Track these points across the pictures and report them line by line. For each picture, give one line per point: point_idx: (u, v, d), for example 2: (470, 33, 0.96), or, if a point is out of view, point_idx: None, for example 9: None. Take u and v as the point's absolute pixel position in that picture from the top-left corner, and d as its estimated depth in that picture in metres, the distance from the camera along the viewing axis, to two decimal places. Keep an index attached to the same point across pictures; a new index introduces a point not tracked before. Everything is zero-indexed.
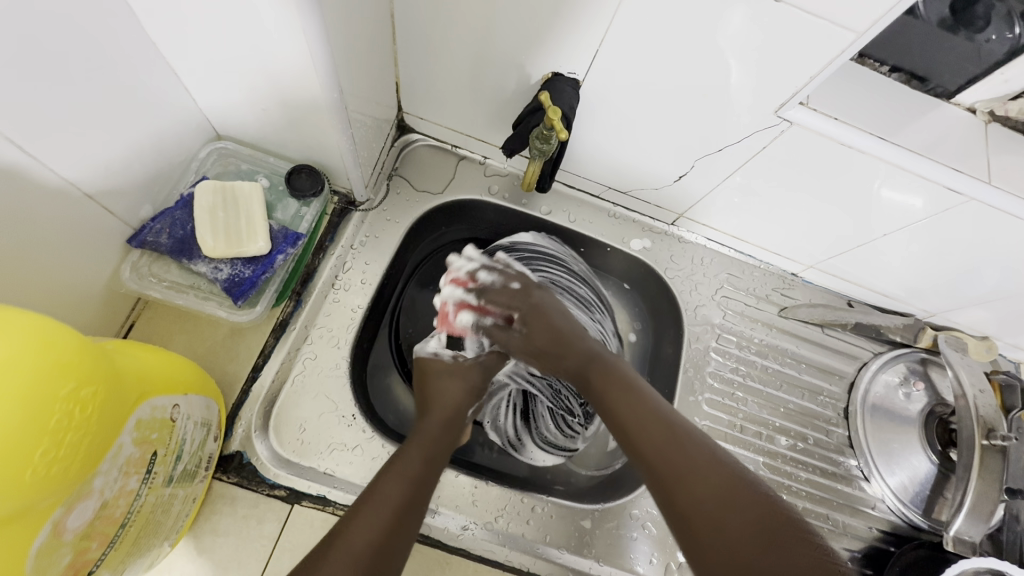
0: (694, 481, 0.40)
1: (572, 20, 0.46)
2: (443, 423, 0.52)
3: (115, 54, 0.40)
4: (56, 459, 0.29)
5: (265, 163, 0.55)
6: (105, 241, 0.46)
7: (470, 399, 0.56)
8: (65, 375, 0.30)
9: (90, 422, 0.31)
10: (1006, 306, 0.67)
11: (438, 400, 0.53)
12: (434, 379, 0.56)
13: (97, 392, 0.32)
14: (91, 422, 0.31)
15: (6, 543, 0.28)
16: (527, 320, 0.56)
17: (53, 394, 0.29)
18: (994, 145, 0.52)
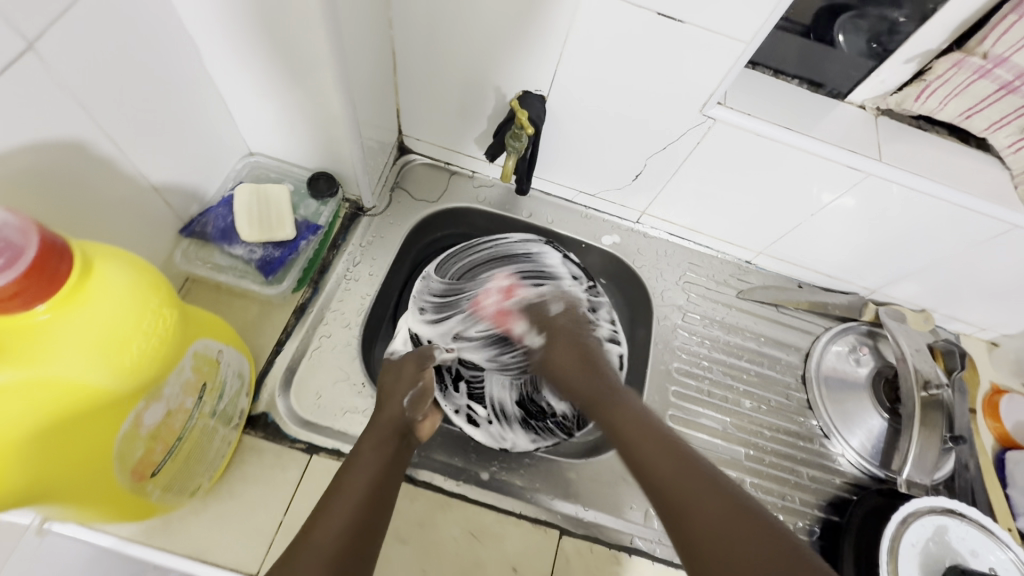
0: (671, 483, 0.46)
1: (535, 47, 0.59)
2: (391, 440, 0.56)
3: (181, 77, 0.52)
4: (143, 356, 0.38)
5: (290, 173, 0.67)
6: (163, 229, 0.57)
7: (420, 399, 0.61)
8: (155, 294, 0.39)
9: (167, 337, 0.40)
10: (931, 277, 0.77)
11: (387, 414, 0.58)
12: (390, 384, 0.62)
13: (174, 315, 0.41)
14: (168, 337, 0.40)
15: (101, 417, 0.36)
16: (552, 339, 0.65)
17: (147, 306, 0.38)
18: (884, 135, 0.64)
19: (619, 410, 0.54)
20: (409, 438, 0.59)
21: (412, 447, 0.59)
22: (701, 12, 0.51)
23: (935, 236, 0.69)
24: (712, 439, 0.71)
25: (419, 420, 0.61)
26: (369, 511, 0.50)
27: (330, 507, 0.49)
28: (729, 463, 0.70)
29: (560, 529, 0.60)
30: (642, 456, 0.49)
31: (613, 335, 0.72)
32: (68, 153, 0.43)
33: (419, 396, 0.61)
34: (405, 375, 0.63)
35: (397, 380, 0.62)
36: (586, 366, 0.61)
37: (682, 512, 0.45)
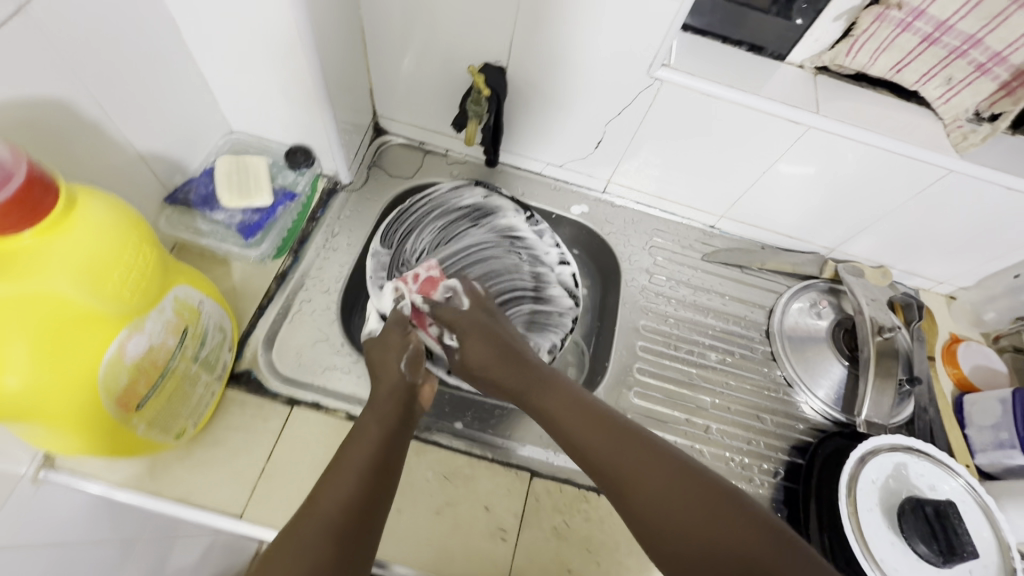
0: (623, 460, 0.51)
1: (492, 19, 0.64)
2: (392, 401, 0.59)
3: (161, 52, 0.56)
4: (123, 283, 0.41)
5: (270, 149, 0.71)
6: (149, 197, 0.61)
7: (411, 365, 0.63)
8: (133, 230, 0.42)
9: (147, 271, 0.44)
10: (884, 233, 0.81)
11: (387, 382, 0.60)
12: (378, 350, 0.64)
13: (153, 254, 0.45)
14: (148, 272, 0.44)
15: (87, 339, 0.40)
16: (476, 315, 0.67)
17: (126, 239, 0.42)
18: (823, 92, 0.68)
19: (558, 395, 0.59)
20: (412, 405, 0.61)
21: (416, 414, 0.61)
22: None
23: (881, 190, 0.73)
24: (679, 390, 0.74)
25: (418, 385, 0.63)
26: (373, 477, 0.50)
27: (336, 475, 0.50)
28: (694, 412, 0.73)
29: (530, 471, 0.63)
30: (591, 437, 0.54)
31: (561, 257, 0.79)
32: (56, 114, 0.47)
33: (414, 360, 0.64)
34: (393, 342, 0.65)
35: (386, 350, 0.64)
36: (505, 354, 0.63)
37: (628, 484, 0.50)
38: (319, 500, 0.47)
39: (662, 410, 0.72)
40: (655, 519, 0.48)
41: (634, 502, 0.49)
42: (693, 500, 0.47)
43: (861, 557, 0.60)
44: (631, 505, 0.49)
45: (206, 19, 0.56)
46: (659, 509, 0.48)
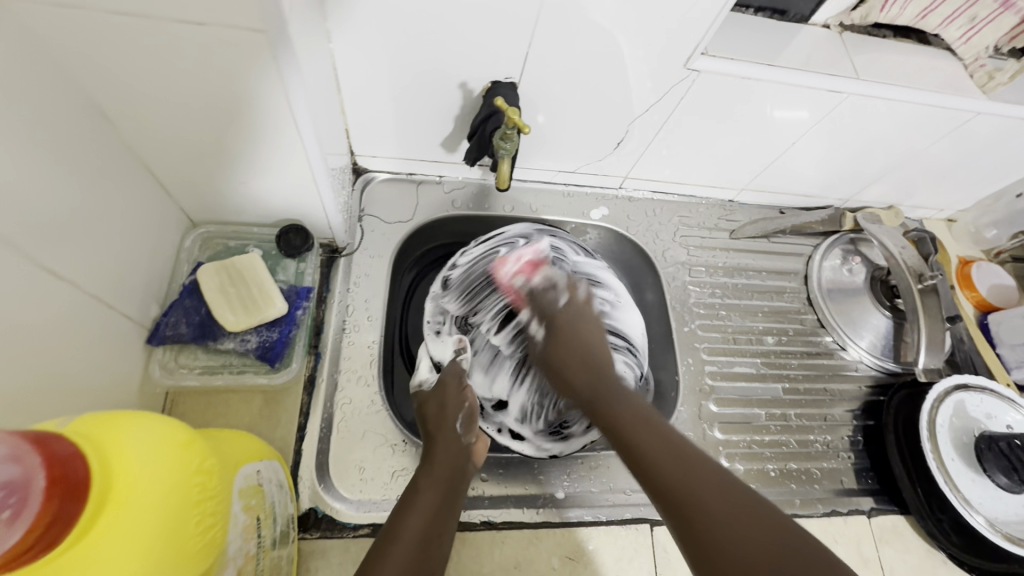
0: (666, 466, 0.45)
1: (501, 33, 0.53)
2: (450, 463, 0.54)
3: (92, 162, 0.41)
4: (206, 526, 0.31)
5: (252, 234, 0.58)
6: (128, 345, 0.47)
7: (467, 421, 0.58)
8: (187, 451, 0.31)
9: (217, 489, 0.33)
10: (897, 177, 0.81)
11: (450, 448, 0.55)
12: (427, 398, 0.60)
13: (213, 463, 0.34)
14: (217, 488, 0.33)
15: None
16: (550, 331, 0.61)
17: (187, 467, 0.31)
18: (852, 50, 0.64)
19: (624, 406, 0.52)
20: (466, 465, 0.56)
21: (469, 477, 0.55)
22: None
23: (900, 142, 0.73)
24: (750, 384, 0.73)
25: (473, 443, 0.58)
26: (425, 553, 0.45)
27: (389, 551, 0.44)
28: (771, 402, 0.72)
29: (650, 522, 0.60)
30: (635, 439, 0.48)
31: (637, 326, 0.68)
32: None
33: (470, 418, 0.58)
34: (450, 398, 0.59)
35: (443, 408, 0.58)
36: (587, 366, 0.58)
37: (660, 481, 0.45)
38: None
39: (741, 410, 0.71)
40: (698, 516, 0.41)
41: (675, 501, 0.43)
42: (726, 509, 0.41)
43: (949, 496, 0.63)
44: (680, 507, 0.43)
45: (150, 105, 0.41)
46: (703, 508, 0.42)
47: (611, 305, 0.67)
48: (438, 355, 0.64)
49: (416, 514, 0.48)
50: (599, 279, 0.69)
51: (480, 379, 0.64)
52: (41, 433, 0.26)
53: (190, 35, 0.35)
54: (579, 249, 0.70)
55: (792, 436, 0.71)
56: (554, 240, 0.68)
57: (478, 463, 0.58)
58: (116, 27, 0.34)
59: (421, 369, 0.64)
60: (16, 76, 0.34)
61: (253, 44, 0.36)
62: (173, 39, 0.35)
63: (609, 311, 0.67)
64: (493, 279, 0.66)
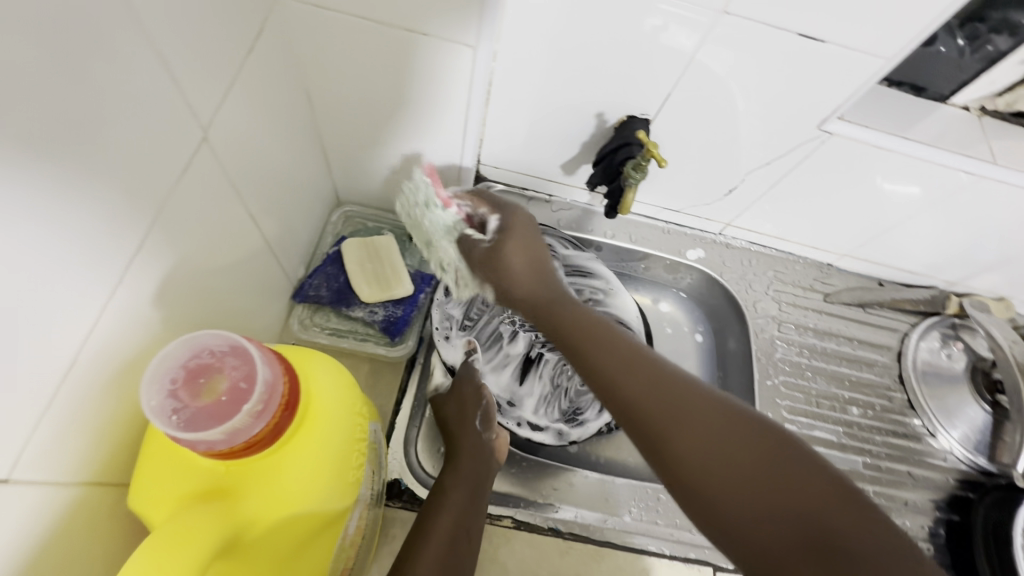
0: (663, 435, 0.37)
1: (648, 73, 0.57)
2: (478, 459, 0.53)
3: (295, 136, 0.48)
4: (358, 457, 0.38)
5: (385, 220, 0.64)
6: (278, 298, 0.53)
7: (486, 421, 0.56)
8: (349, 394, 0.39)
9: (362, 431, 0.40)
10: (1015, 269, 0.78)
11: (470, 444, 0.54)
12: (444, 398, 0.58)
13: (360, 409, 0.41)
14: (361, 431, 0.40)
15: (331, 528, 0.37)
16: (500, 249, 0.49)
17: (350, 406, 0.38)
18: (990, 135, 0.64)
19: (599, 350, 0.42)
20: (490, 461, 0.55)
21: (494, 473, 0.55)
22: (845, 31, 0.49)
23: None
24: (829, 451, 0.71)
25: (493, 440, 0.56)
26: (454, 548, 0.45)
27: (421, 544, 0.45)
28: (849, 474, 0.71)
29: (713, 567, 0.59)
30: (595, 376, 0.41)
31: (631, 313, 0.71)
32: (216, 237, 0.39)
33: (487, 415, 0.56)
34: (467, 399, 0.57)
35: (461, 407, 0.56)
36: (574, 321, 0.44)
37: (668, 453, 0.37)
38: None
39: None
40: (733, 502, 0.34)
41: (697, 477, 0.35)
42: (762, 481, 0.34)
43: None
44: (704, 480, 0.35)
45: (350, 96, 0.47)
46: (736, 484, 0.34)
47: (603, 293, 0.70)
48: (450, 359, 0.60)
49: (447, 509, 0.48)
50: (591, 271, 0.71)
51: (492, 376, 0.62)
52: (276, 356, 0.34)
53: (412, 43, 0.41)
54: (566, 244, 0.73)
55: None
56: (543, 240, 0.73)
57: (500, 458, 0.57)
58: (354, 29, 0.41)
59: (437, 373, 0.61)
60: (272, 59, 0.40)
61: (458, 55, 0.42)
62: (395, 44, 0.41)
63: (602, 299, 0.70)
64: None
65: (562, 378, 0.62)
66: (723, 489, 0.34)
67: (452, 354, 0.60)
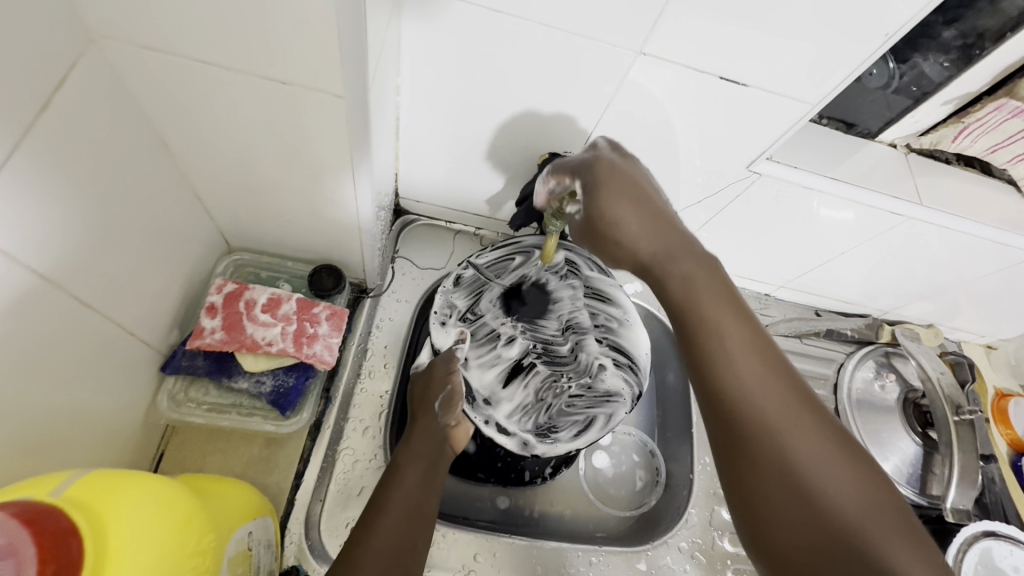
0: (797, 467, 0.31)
1: (569, 111, 0.52)
2: (431, 441, 0.53)
3: (147, 187, 0.41)
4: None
5: (284, 268, 0.57)
6: (141, 372, 0.46)
7: (445, 411, 0.55)
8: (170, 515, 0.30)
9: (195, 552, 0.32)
10: (942, 298, 0.79)
11: (425, 430, 0.53)
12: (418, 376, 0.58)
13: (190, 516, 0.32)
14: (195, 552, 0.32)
15: None
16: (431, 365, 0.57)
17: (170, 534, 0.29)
18: (916, 172, 0.63)
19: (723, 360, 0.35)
20: (445, 449, 0.54)
21: (448, 459, 0.54)
22: (767, 74, 0.46)
23: (950, 266, 0.71)
24: None
25: (452, 427, 0.55)
26: (409, 524, 0.46)
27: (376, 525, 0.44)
28: None
29: None
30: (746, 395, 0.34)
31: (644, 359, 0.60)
32: (18, 328, 0.32)
33: (449, 401, 0.55)
34: (435, 377, 0.56)
35: (426, 388, 0.56)
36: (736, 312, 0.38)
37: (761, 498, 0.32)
38: (360, 558, 0.42)
39: None
40: (778, 515, 0.31)
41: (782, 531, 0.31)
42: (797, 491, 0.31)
43: None
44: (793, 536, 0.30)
45: (214, 141, 0.41)
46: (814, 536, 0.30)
47: (618, 323, 0.61)
48: (440, 342, 0.59)
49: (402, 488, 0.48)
50: (610, 296, 0.63)
51: (475, 371, 0.58)
52: (39, 509, 0.24)
53: (272, 90, 0.35)
54: (593, 265, 0.65)
55: None
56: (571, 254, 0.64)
57: (456, 447, 0.56)
58: (196, 73, 0.35)
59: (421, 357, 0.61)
60: (92, 109, 0.34)
61: (330, 107, 0.36)
62: (251, 90, 0.36)
63: (614, 329, 0.61)
64: (508, 281, 0.62)
65: (548, 392, 0.58)
66: (770, 496, 0.31)
67: (441, 338, 0.59)
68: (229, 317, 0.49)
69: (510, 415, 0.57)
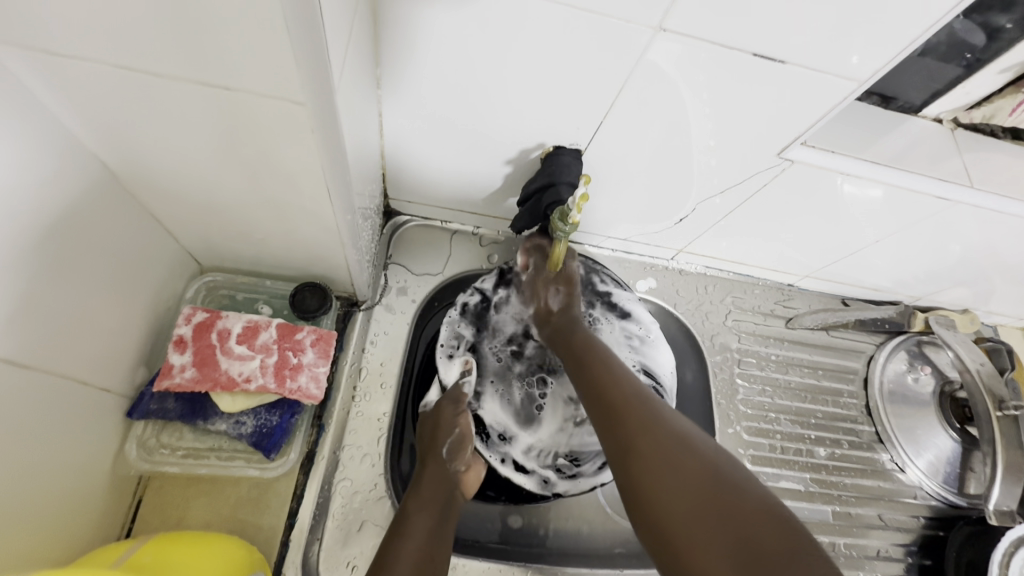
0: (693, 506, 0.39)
1: (576, 99, 0.46)
2: (441, 488, 0.50)
3: (83, 214, 0.35)
4: None
5: (263, 287, 0.51)
6: (104, 419, 0.41)
7: (456, 455, 0.52)
8: None
9: None
10: (982, 283, 0.73)
11: (431, 475, 0.50)
12: (428, 418, 0.55)
13: None
14: None
15: None
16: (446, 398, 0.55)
17: None
18: (964, 150, 0.56)
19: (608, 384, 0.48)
20: (456, 494, 0.51)
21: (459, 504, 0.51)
22: (807, 47, 0.39)
23: (996, 251, 0.64)
24: (796, 503, 0.65)
25: (462, 472, 0.52)
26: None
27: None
28: (818, 527, 0.65)
29: None
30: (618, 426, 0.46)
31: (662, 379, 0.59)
32: None
33: (458, 444, 0.52)
34: (444, 420, 0.54)
35: (435, 429, 0.53)
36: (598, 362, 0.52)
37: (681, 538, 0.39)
38: None
39: None
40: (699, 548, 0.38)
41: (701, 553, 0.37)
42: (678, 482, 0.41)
43: None
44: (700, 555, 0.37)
45: (159, 156, 0.35)
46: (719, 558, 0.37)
47: (638, 340, 0.61)
48: (449, 377, 0.56)
49: (411, 537, 0.44)
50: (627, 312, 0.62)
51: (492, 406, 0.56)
52: None
53: (215, 97, 0.29)
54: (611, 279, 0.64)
55: (839, 571, 0.64)
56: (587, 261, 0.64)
57: (467, 495, 0.52)
58: (122, 80, 0.29)
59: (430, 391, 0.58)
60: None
61: (290, 115, 0.30)
62: (191, 100, 0.30)
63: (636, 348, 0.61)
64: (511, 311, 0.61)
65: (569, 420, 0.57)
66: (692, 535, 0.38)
67: (447, 374, 0.57)
68: (199, 353, 0.44)
69: (529, 454, 0.55)
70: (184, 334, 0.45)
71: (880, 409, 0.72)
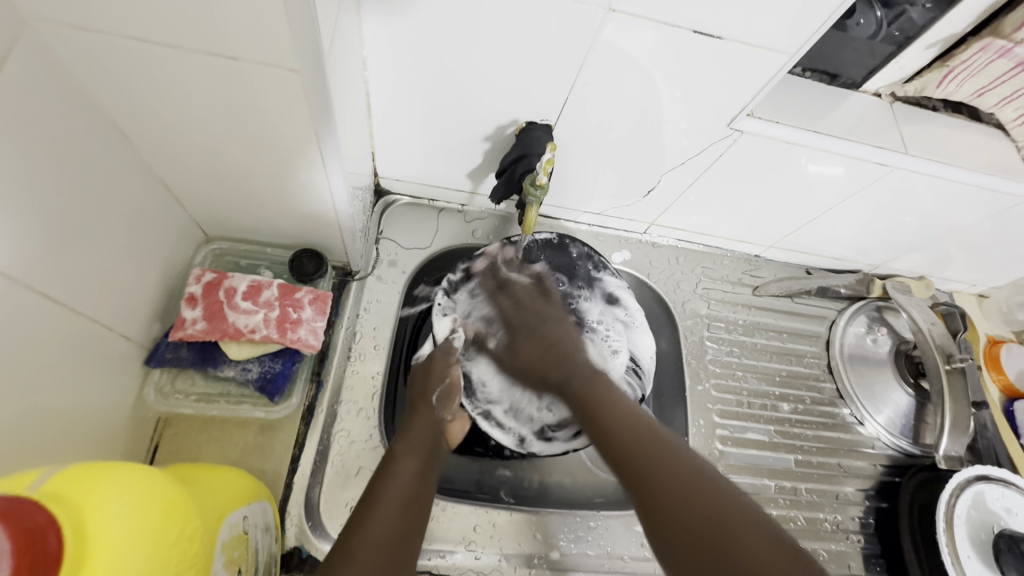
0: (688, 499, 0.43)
1: (544, 77, 0.51)
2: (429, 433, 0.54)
3: (106, 178, 0.40)
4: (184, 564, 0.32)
5: (264, 254, 0.56)
6: (123, 365, 0.46)
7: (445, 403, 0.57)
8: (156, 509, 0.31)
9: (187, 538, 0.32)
10: (933, 250, 0.79)
11: (421, 421, 0.54)
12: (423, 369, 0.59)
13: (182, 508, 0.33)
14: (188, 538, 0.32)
15: None
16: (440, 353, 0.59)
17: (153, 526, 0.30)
18: (902, 121, 0.62)
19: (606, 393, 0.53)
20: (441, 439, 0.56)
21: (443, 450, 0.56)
22: (740, 24, 0.45)
23: (940, 216, 0.70)
24: (761, 453, 0.71)
25: (449, 420, 0.57)
26: (408, 517, 0.47)
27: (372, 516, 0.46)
28: (782, 474, 0.70)
29: None
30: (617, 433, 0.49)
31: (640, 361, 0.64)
32: None
33: (448, 394, 0.57)
34: (435, 370, 0.58)
35: (426, 379, 0.58)
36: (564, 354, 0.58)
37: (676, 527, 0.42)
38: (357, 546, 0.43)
39: (750, 479, 0.69)
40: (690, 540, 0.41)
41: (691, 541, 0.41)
42: (689, 495, 0.42)
43: None
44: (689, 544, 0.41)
45: (172, 125, 0.40)
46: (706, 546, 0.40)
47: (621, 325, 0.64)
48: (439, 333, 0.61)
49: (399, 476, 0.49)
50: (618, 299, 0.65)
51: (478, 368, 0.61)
52: (17, 504, 0.26)
53: (222, 68, 0.35)
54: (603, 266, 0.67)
55: (800, 513, 0.69)
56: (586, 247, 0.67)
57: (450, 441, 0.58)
58: (144, 54, 0.34)
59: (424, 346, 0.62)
60: (35, 98, 0.33)
61: (286, 83, 0.35)
62: (201, 72, 0.35)
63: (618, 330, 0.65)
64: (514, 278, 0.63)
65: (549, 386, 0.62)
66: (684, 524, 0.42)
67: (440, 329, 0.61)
68: (208, 309, 0.50)
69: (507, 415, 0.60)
70: (193, 293, 0.50)
71: (847, 372, 0.77)
